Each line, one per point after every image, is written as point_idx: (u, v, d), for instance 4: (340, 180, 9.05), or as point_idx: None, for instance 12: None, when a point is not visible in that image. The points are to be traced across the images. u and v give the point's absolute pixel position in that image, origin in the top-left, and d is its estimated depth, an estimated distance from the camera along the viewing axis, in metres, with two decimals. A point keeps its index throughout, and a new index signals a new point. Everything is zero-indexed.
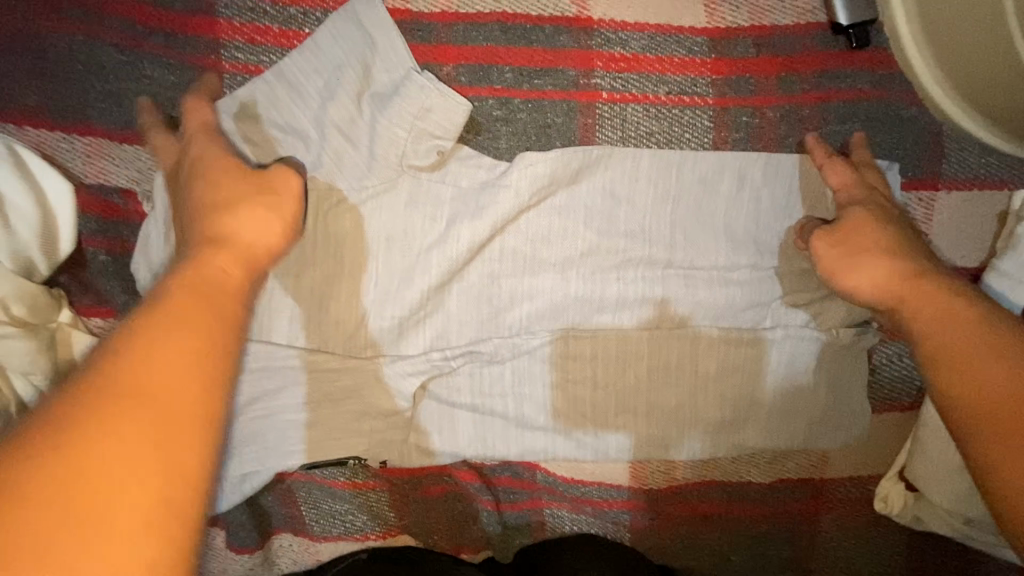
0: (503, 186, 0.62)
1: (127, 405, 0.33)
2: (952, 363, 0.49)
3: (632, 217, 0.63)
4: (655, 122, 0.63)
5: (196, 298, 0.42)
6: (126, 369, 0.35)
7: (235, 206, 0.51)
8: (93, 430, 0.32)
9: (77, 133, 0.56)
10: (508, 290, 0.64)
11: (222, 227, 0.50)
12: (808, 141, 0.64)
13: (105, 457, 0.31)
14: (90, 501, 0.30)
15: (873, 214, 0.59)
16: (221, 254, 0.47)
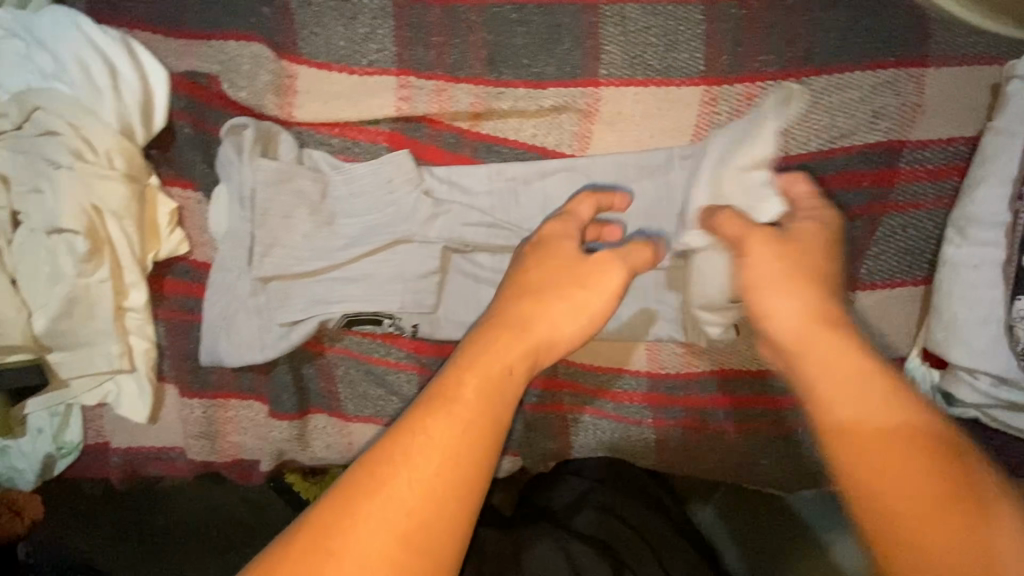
0: (520, 78, 0.72)
1: (427, 439, 0.44)
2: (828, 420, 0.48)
3: (632, 102, 0.72)
4: (653, 17, 0.70)
5: (487, 379, 0.48)
6: (440, 406, 0.46)
7: (590, 270, 0.56)
8: (404, 439, 0.44)
9: (174, 35, 0.69)
10: (525, 171, 0.73)
11: (565, 280, 0.56)
12: (798, 28, 0.69)
13: (410, 474, 0.43)
14: (381, 478, 0.43)
15: (761, 257, 0.57)
16: (537, 315, 0.53)
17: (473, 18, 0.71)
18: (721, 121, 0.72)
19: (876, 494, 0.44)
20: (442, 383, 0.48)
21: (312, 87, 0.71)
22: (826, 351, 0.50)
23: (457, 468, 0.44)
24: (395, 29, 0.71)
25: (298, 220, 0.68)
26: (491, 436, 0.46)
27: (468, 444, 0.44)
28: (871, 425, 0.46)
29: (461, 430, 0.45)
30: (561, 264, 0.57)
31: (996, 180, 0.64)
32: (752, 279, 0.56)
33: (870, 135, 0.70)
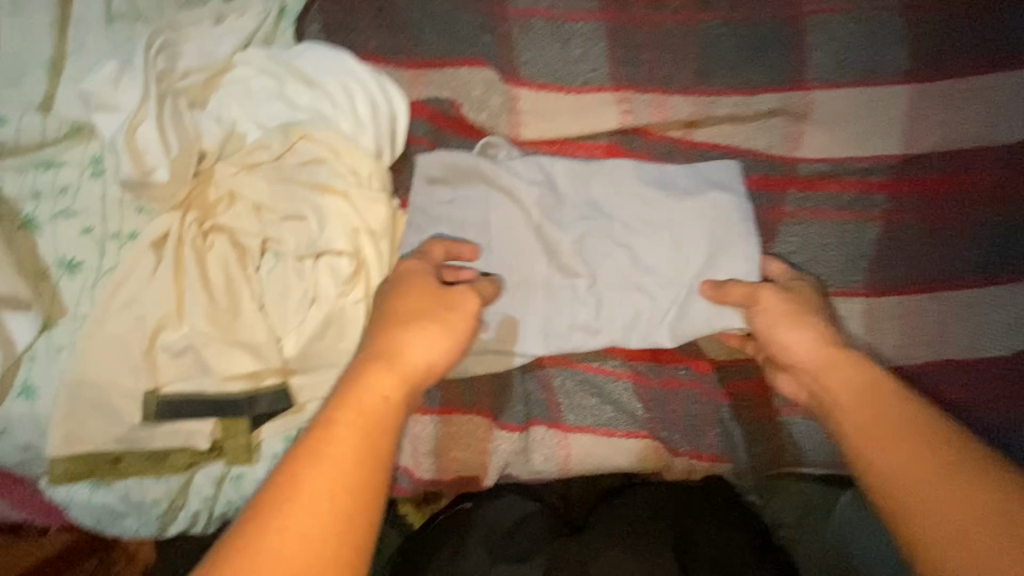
0: (730, 86, 0.75)
1: (310, 496, 0.43)
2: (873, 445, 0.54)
3: (840, 104, 0.74)
4: (856, 25, 0.74)
5: (353, 427, 0.48)
6: (308, 467, 0.44)
7: (414, 324, 0.57)
8: (275, 505, 0.42)
9: (405, 66, 0.73)
10: (728, 167, 0.74)
11: (407, 329, 0.57)
12: (994, 28, 0.74)
13: (293, 537, 0.41)
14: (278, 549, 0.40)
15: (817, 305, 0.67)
16: (390, 372, 0.53)
17: (681, 35, 0.75)
18: (928, 117, 0.74)
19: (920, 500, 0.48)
20: (300, 449, 0.46)
21: (539, 109, 0.74)
22: (862, 401, 0.57)
23: (341, 518, 0.43)
24: (609, 49, 0.75)
25: (558, 225, 0.74)
26: (369, 489, 0.45)
27: (354, 500, 0.44)
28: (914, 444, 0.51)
29: (324, 478, 0.44)
30: (421, 303, 0.60)
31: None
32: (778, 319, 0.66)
33: None
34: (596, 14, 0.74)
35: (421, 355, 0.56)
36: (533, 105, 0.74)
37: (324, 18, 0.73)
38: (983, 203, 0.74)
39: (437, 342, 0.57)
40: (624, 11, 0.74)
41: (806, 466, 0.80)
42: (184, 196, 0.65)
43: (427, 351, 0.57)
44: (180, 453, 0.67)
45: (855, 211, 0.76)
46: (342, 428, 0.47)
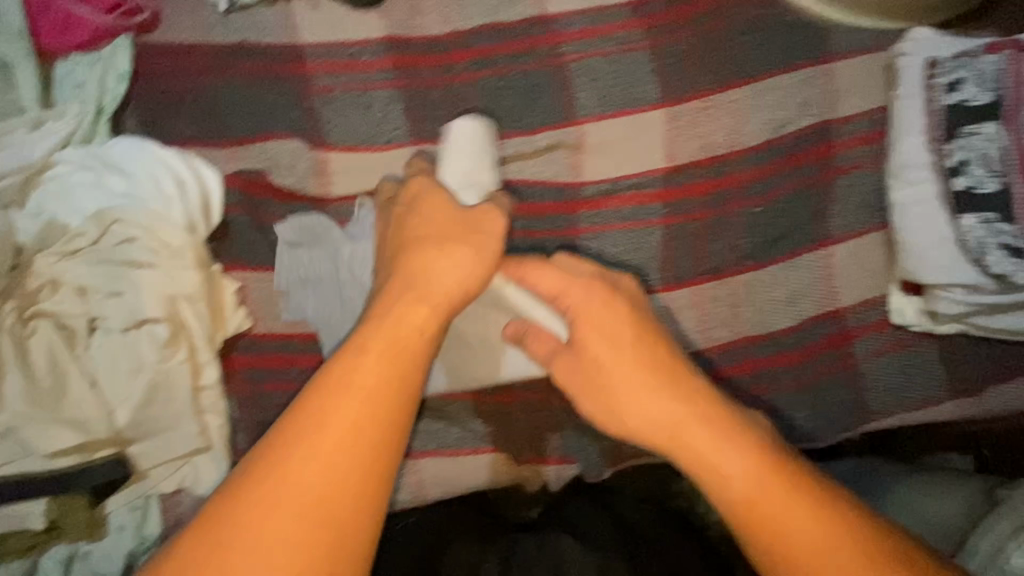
0: (513, 129, 0.86)
1: (331, 419, 0.56)
2: (719, 481, 0.62)
3: (609, 132, 0.86)
4: (612, 66, 0.87)
5: (388, 351, 0.60)
6: (342, 383, 0.57)
7: (442, 247, 0.68)
8: (309, 421, 0.56)
9: (219, 145, 0.81)
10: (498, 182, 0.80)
11: (426, 257, 0.67)
12: (726, 53, 0.87)
13: (313, 451, 0.54)
14: (303, 460, 0.54)
15: (619, 337, 0.69)
16: (413, 300, 0.64)
17: (465, 92, 0.86)
18: (686, 132, 0.85)
19: (773, 530, 0.59)
20: (332, 368, 0.59)
21: (346, 168, 0.82)
22: (705, 429, 0.63)
23: (363, 437, 0.56)
24: (405, 110, 0.85)
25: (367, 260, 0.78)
26: (393, 409, 0.58)
27: (379, 419, 0.57)
28: (733, 466, 0.61)
29: (352, 401, 0.57)
30: (454, 228, 0.70)
31: (922, 130, 0.77)
32: (592, 388, 0.70)
33: (803, 119, 0.85)
34: (390, 82, 0.86)
35: (445, 279, 0.66)
36: (341, 166, 0.82)
37: (142, 116, 0.82)
38: (747, 199, 0.85)
39: (461, 261, 0.68)
40: (417, 77, 0.86)
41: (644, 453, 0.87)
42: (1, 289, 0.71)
43: (446, 268, 0.67)
44: (18, 536, 0.70)
45: (639, 221, 0.86)
46: (370, 355, 0.59)
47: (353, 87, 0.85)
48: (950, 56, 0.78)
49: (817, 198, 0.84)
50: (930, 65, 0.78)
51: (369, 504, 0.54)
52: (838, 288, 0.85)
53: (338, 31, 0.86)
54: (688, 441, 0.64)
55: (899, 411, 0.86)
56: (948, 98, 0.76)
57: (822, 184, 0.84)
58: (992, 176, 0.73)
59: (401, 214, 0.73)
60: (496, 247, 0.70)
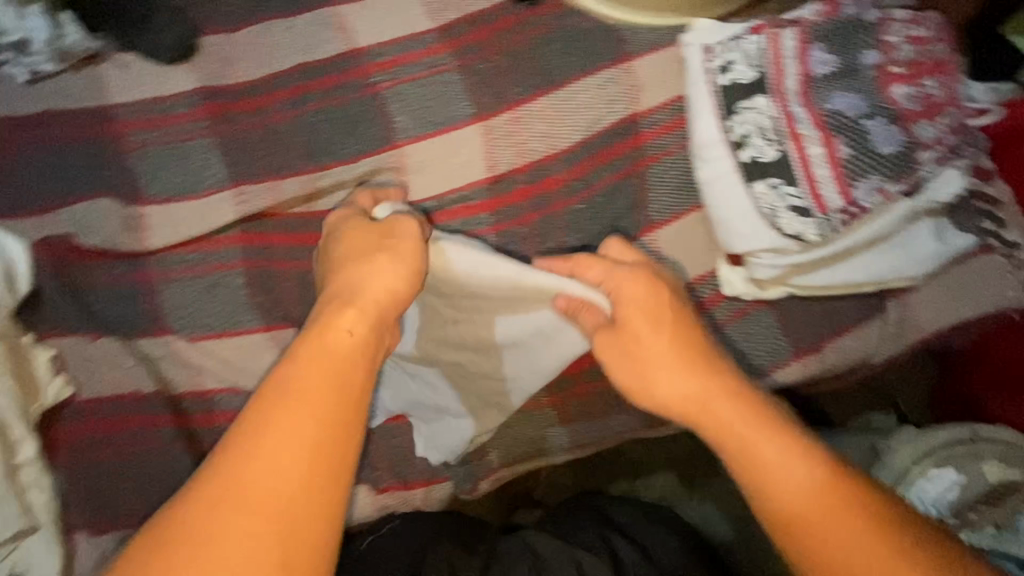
0: (335, 159, 0.87)
1: (275, 434, 0.52)
2: (751, 472, 0.60)
3: (429, 152, 0.88)
4: (424, 89, 0.89)
5: (318, 360, 0.57)
6: (272, 394, 0.54)
7: (370, 257, 0.68)
8: (246, 441, 0.51)
9: (43, 211, 0.81)
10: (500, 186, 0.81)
11: (354, 270, 0.68)
12: (532, 64, 0.90)
13: (256, 470, 0.50)
14: (242, 478, 0.50)
15: (643, 331, 0.69)
16: (343, 307, 0.63)
17: (283, 130, 0.87)
18: (502, 142, 0.89)
19: (801, 520, 0.57)
20: (262, 385, 0.55)
21: (164, 220, 0.82)
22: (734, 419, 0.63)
23: (319, 448, 0.52)
24: (222, 156, 0.85)
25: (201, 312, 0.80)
26: (339, 419, 0.54)
27: (331, 429, 0.53)
28: (757, 450, 0.61)
29: (296, 414, 0.53)
30: (367, 242, 0.71)
31: (712, 111, 0.80)
32: (631, 366, 0.69)
33: (612, 115, 0.89)
34: (206, 130, 0.86)
35: (373, 285, 0.67)
36: (159, 218, 0.82)
37: None
38: (567, 199, 0.88)
39: (381, 266, 0.68)
40: (233, 122, 0.87)
41: (512, 458, 0.91)
42: None
43: (375, 277, 0.67)
44: None
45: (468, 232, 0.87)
46: (300, 366, 0.56)
47: (167, 140, 0.85)
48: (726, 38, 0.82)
49: (633, 188, 0.89)
50: (704, 50, 0.83)
51: (328, 529, 0.51)
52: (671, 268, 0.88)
53: (148, 88, 0.87)
54: (721, 439, 0.63)
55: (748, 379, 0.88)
56: (722, 79, 0.80)
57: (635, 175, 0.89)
58: (773, 144, 0.77)
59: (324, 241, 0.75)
60: (420, 249, 0.70)
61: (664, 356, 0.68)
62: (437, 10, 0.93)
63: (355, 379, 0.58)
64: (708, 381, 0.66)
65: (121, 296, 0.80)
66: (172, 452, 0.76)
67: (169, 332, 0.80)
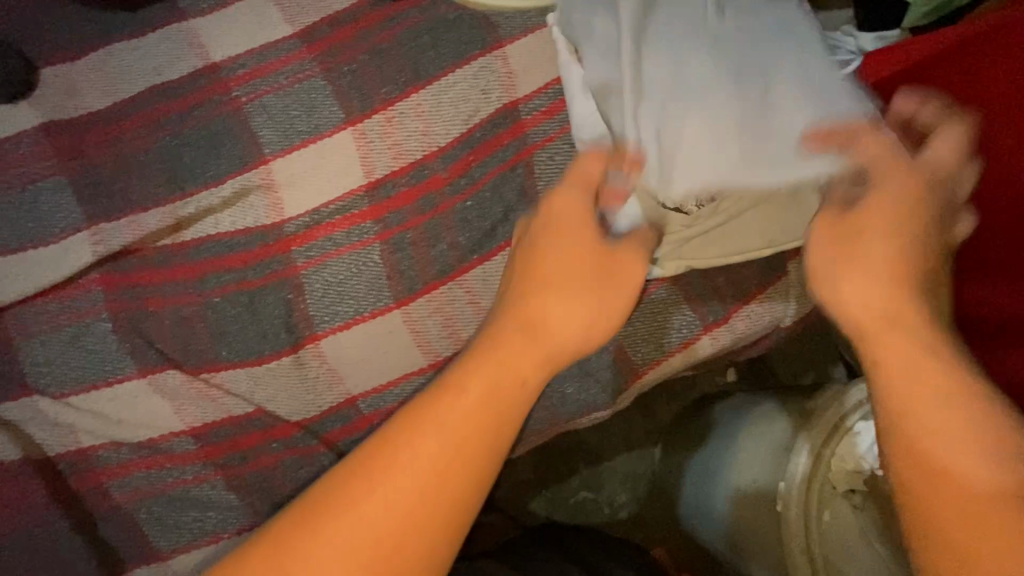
0: (200, 185, 0.82)
1: (401, 455, 0.53)
2: (914, 438, 0.50)
3: (299, 165, 0.83)
4: (288, 99, 0.85)
5: (482, 395, 0.57)
6: (439, 407, 0.55)
7: (564, 292, 0.65)
8: (389, 444, 0.54)
9: None
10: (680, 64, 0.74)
11: (538, 308, 0.64)
12: (401, 60, 0.87)
13: (387, 479, 0.52)
14: (361, 482, 0.52)
15: (880, 223, 0.60)
16: (528, 344, 0.62)
17: (142, 159, 0.82)
18: (376, 145, 0.84)
19: (948, 500, 0.48)
20: (460, 372, 0.58)
21: (17, 270, 0.77)
22: (905, 358, 0.53)
23: (442, 482, 0.53)
24: (75, 195, 0.80)
25: (69, 365, 0.75)
26: (470, 462, 0.54)
27: (456, 472, 0.53)
28: (930, 422, 0.50)
29: (437, 441, 0.54)
30: (588, 271, 0.67)
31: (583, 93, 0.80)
32: (834, 259, 0.61)
33: (488, 106, 0.86)
34: (53, 170, 0.81)
35: (559, 330, 0.64)
36: (11, 269, 0.77)
37: None
38: (453, 195, 0.85)
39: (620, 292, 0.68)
40: (85, 157, 0.82)
41: None
42: None
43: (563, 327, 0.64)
44: None
45: (353, 243, 0.82)
46: (471, 384, 0.57)
47: (14, 185, 0.80)
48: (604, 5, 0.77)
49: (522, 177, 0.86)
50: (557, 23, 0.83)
51: (441, 546, 0.52)
52: None
53: None
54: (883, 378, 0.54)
55: (661, 358, 0.86)
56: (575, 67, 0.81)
57: (521, 163, 0.86)
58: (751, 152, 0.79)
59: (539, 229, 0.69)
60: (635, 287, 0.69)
61: (878, 265, 0.59)
62: (294, 15, 0.88)
63: (508, 421, 0.58)
64: (895, 271, 0.58)
65: None
66: (49, 514, 0.72)
67: (34, 391, 0.75)
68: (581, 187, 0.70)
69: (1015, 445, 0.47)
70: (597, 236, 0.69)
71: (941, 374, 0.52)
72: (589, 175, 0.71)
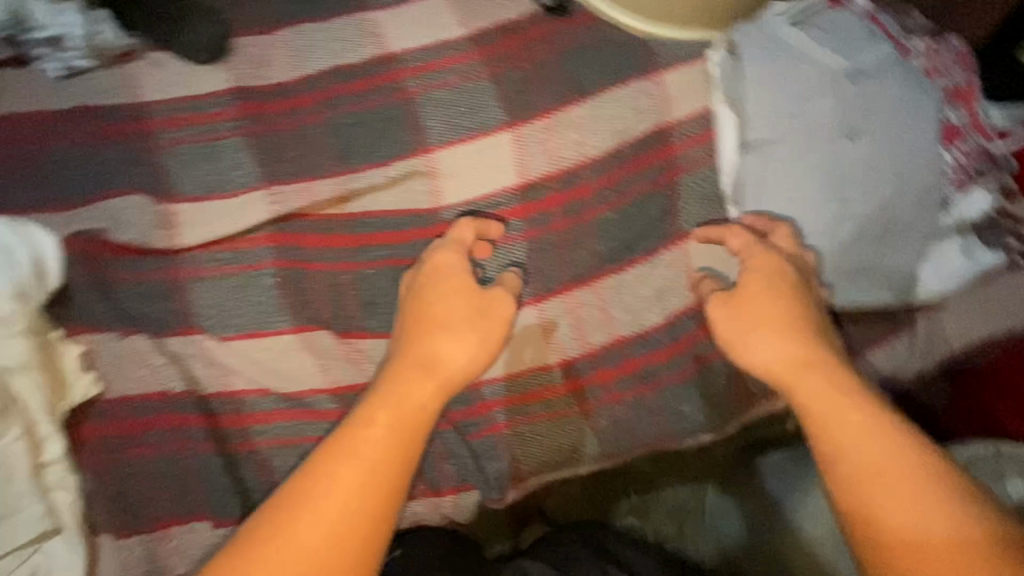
0: (367, 164, 0.87)
1: (337, 474, 0.63)
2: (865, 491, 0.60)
3: (460, 157, 0.88)
4: (456, 95, 0.90)
5: (399, 412, 0.69)
6: (359, 434, 0.66)
7: (451, 328, 0.76)
8: (320, 465, 0.63)
9: (64, 207, 0.80)
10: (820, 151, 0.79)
11: (432, 342, 0.75)
12: (563, 74, 0.92)
13: (317, 494, 0.62)
14: (302, 498, 0.61)
15: (761, 294, 0.74)
16: (430, 378, 0.73)
17: (317, 133, 0.88)
18: (532, 149, 0.89)
19: (900, 547, 0.57)
20: (369, 402, 0.69)
21: (196, 217, 0.82)
22: (825, 416, 0.65)
23: (370, 490, 0.62)
24: (254, 156, 0.86)
25: (230, 312, 0.80)
26: (384, 475, 0.64)
27: (379, 477, 0.64)
28: (861, 468, 0.61)
29: (355, 460, 0.64)
30: (460, 314, 0.77)
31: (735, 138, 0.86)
32: (740, 326, 0.74)
33: (640, 126, 0.90)
34: (237, 131, 0.87)
35: (456, 357, 0.75)
36: (190, 216, 0.82)
37: None
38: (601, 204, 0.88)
39: (504, 310, 0.79)
40: (265, 123, 0.88)
41: (541, 469, 0.88)
42: None
43: (451, 353, 0.75)
44: None
45: (501, 238, 0.87)
46: (384, 408, 0.69)
47: (199, 139, 0.86)
48: (772, 70, 0.79)
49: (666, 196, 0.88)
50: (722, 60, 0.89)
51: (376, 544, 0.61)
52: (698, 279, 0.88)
53: (181, 88, 0.89)
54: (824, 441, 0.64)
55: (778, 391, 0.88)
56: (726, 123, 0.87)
57: (666, 181, 0.89)
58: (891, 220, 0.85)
59: (426, 279, 0.79)
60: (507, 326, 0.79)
61: (784, 330, 0.72)
62: (468, 19, 0.94)
63: (417, 432, 0.69)
64: (800, 355, 0.70)
65: (147, 292, 0.79)
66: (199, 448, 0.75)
67: (197, 331, 0.80)
68: (444, 275, 0.79)
69: (935, 487, 0.58)
70: (473, 284, 0.79)
71: (854, 426, 0.63)
72: (462, 240, 0.82)
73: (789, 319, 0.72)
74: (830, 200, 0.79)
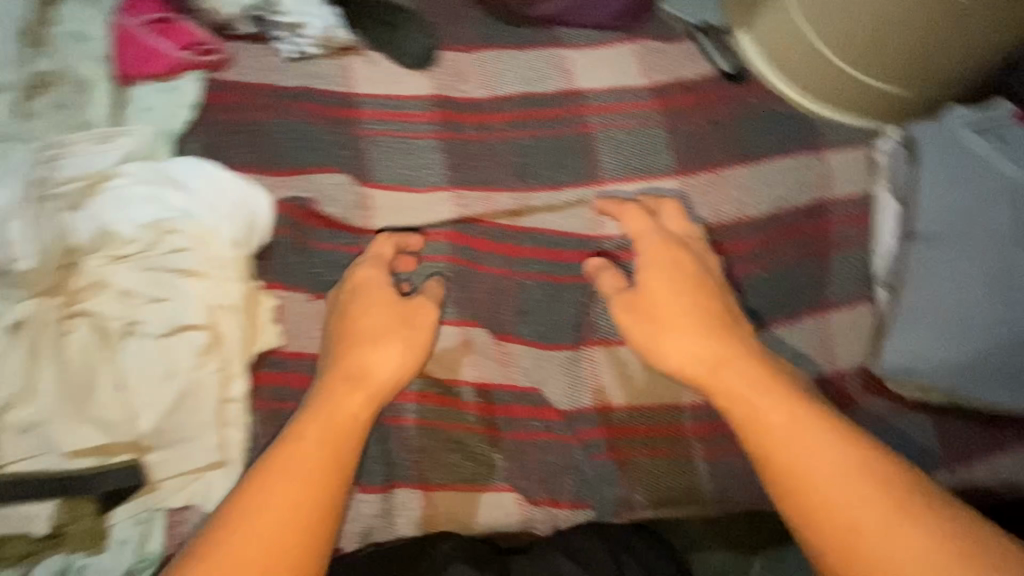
0: (543, 185, 0.94)
1: (283, 473, 0.67)
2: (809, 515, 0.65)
3: (628, 195, 0.95)
4: (633, 138, 0.97)
5: (332, 428, 0.71)
6: (288, 446, 0.69)
7: (389, 339, 0.78)
8: (272, 468, 0.67)
9: (277, 171, 0.88)
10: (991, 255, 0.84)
11: (375, 345, 0.78)
12: (734, 136, 0.98)
13: (280, 484, 0.66)
14: (260, 497, 0.65)
15: (668, 299, 0.81)
16: (359, 392, 0.74)
17: (502, 148, 0.96)
18: (696, 200, 0.95)
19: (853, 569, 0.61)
20: (318, 392, 0.74)
21: (386, 204, 0.90)
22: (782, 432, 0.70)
23: (314, 485, 0.67)
24: (445, 158, 0.94)
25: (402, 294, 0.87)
26: (316, 479, 0.67)
27: (311, 476, 0.67)
28: (810, 483, 0.66)
29: (285, 472, 0.67)
30: (388, 321, 0.79)
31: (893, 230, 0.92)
32: (652, 330, 0.80)
33: (800, 197, 0.95)
34: (433, 133, 0.95)
35: (383, 366, 0.76)
36: (382, 201, 0.90)
37: (206, 140, 0.88)
38: (752, 261, 0.93)
39: (424, 316, 0.81)
40: (458, 131, 0.96)
41: (655, 505, 0.87)
42: (50, 284, 0.74)
43: (394, 353, 0.77)
44: (16, 542, 0.70)
45: None
46: (321, 419, 0.72)
47: (399, 133, 0.94)
48: (948, 175, 0.87)
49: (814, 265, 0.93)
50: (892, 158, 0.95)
51: (322, 537, 0.65)
52: (834, 352, 0.91)
53: (389, 84, 0.97)
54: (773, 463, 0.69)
55: None
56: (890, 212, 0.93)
57: (816, 253, 0.94)
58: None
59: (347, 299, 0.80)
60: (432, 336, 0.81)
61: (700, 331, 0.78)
62: (652, 71, 1.02)
63: (348, 445, 0.71)
64: (717, 354, 0.76)
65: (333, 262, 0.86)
66: None
67: None
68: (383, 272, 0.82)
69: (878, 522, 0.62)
70: (393, 297, 0.80)
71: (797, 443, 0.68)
72: (381, 256, 0.84)
73: (706, 328, 0.78)
74: (996, 303, 0.82)
